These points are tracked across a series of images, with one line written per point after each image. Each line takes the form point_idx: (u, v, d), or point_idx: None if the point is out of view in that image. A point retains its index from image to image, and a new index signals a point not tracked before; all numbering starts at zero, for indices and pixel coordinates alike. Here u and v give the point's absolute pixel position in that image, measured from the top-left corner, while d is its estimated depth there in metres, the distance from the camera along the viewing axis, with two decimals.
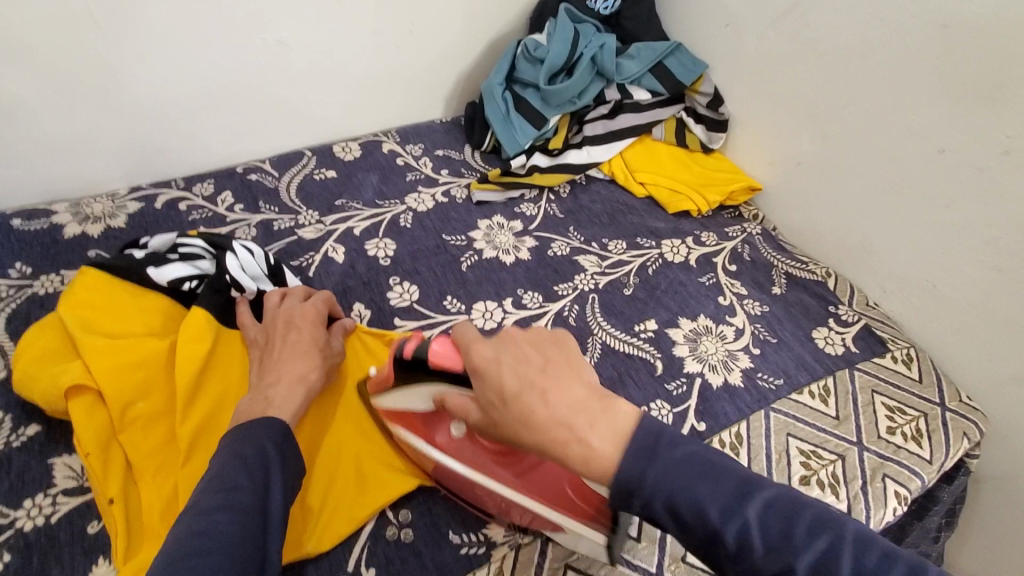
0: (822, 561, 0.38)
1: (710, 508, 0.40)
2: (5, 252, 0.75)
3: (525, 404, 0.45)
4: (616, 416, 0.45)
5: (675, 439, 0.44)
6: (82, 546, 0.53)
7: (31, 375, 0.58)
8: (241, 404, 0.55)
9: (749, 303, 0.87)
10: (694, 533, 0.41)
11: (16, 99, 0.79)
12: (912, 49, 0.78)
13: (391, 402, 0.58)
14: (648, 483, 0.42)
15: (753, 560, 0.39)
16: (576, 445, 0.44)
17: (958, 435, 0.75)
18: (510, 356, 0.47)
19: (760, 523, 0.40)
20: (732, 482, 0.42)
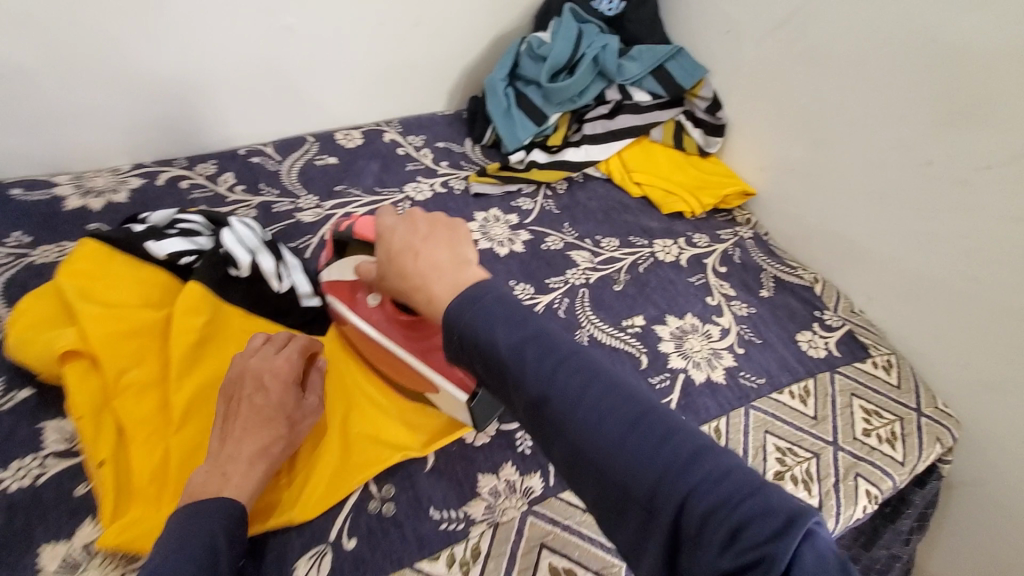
0: (578, 395, 0.39)
1: (499, 344, 0.42)
2: (4, 220, 0.75)
3: (399, 262, 0.49)
4: (466, 275, 0.47)
5: (500, 296, 0.44)
6: (68, 507, 0.54)
7: (27, 339, 0.59)
8: (195, 476, 0.51)
9: (736, 304, 0.89)
10: (486, 367, 0.43)
11: (20, 69, 0.80)
12: (903, 61, 0.80)
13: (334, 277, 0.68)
14: (463, 323, 0.43)
15: (522, 380, 0.41)
16: (422, 293, 0.47)
17: (931, 439, 0.78)
18: (404, 224, 0.51)
19: (539, 358, 0.41)
20: (533, 328, 0.42)
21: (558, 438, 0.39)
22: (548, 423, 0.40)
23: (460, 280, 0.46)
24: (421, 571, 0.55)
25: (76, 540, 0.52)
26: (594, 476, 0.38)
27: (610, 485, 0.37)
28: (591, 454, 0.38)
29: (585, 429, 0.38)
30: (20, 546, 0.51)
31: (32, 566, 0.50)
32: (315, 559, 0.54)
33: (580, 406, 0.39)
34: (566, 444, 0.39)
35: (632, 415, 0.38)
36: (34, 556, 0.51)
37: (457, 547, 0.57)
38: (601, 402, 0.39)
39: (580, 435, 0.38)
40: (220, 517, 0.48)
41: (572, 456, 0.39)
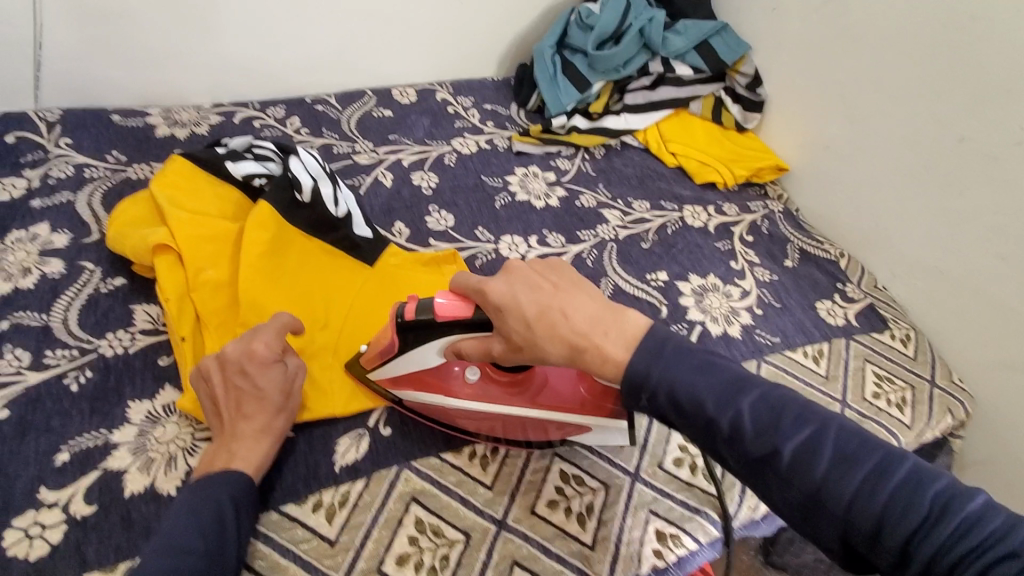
0: (804, 449, 0.43)
1: (709, 396, 0.45)
2: (105, 140, 0.86)
3: (549, 322, 0.50)
4: (629, 322, 0.50)
5: (682, 343, 0.48)
6: (153, 373, 0.63)
7: (124, 233, 0.69)
8: (205, 455, 0.54)
9: (759, 270, 0.93)
10: (695, 422, 0.46)
11: (127, 9, 0.91)
12: (941, 41, 0.83)
13: (403, 369, 0.62)
14: (653, 378, 0.47)
15: (743, 440, 0.44)
16: (593, 350, 0.49)
17: (941, 409, 0.81)
18: (521, 285, 0.52)
19: (752, 412, 0.44)
20: (731, 379, 0.46)
21: (790, 489, 0.43)
22: (777, 475, 0.43)
23: (625, 324, 0.49)
24: (446, 460, 0.62)
25: (158, 400, 0.61)
26: (836, 524, 0.41)
27: (850, 528, 0.41)
28: (832, 504, 0.41)
29: (819, 480, 0.41)
30: (113, 399, 0.60)
31: (122, 417, 0.59)
32: (354, 440, 0.62)
33: (818, 459, 0.42)
34: (799, 492, 0.42)
35: (874, 464, 0.41)
36: (124, 408, 0.60)
37: (479, 445, 0.64)
38: (832, 454, 0.42)
39: (817, 487, 0.41)
40: (238, 478, 0.52)
41: (806, 504, 0.42)
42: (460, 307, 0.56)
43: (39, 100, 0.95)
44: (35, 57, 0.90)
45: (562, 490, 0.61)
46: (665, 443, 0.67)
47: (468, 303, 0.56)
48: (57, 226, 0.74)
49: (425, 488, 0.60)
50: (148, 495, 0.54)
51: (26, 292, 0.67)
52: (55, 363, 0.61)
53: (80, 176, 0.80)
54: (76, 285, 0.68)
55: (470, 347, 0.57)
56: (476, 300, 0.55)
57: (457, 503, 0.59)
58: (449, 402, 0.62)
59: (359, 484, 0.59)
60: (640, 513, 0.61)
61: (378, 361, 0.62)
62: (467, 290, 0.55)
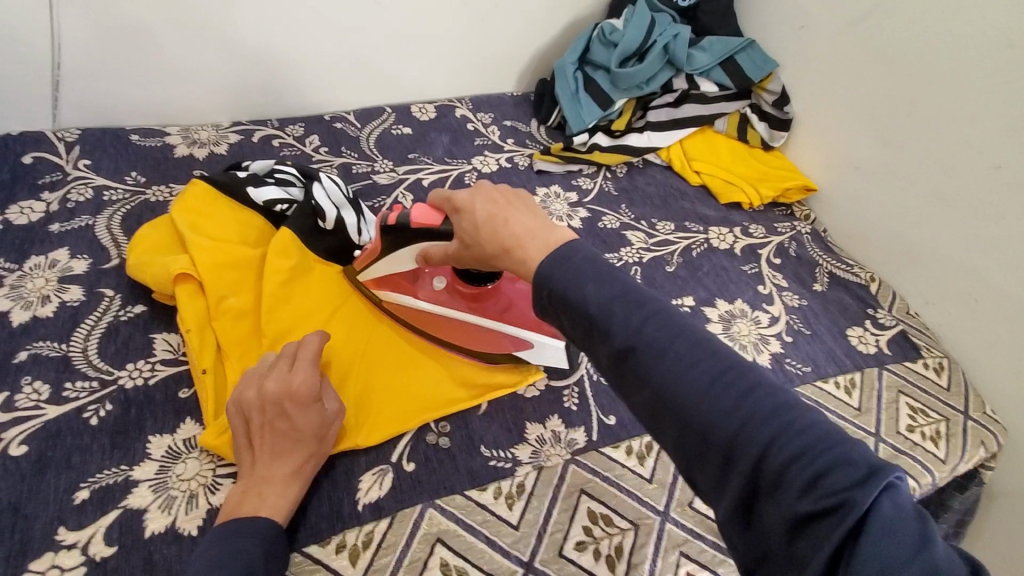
0: (659, 349, 0.41)
1: (593, 299, 0.43)
2: (125, 161, 0.85)
3: (491, 224, 0.53)
4: (557, 236, 0.50)
5: (589, 255, 0.46)
6: (173, 406, 0.62)
7: (144, 261, 0.68)
8: (231, 497, 0.53)
9: (788, 295, 0.90)
10: (573, 320, 0.45)
11: (145, 26, 0.90)
12: (978, 63, 0.80)
13: (381, 273, 0.72)
14: (553, 279, 0.46)
15: (609, 337, 0.43)
16: (518, 251, 0.50)
17: (977, 443, 0.78)
18: (482, 197, 0.56)
19: (625, 315, 0.42)
20: (621, 287, 0.44)
21: (640, 387, 0.41)
22: (632, 372, 0.42)
23: (551, 236, 0.49)
24: (471, 498, 0.60)
25: (179, 434, 0.60)
26: (676, 424, 0.39)
27: (692, 434, 0.39)
28: (676, 405, 0.39)
29: (672, 379, 0.40)
30: (132, 433, 0.59)
31: (142, 452, 0.58)
32: (378, 476, 0.61)
33: (667, 360, 0.40)
34: (649, 391, 0.41)
35: (721, 372, 0.39)
36: (144, 443, 0.58)
37: (504, 482, 0.62)
38: (688, 357, 0.40)
39: (666, 385, 0.40)
40: (256, 525, 0.50)
41: (652, 403, 0.41)
42: (431, 217, 0.62)
43: (60, 118, 0.94)
44: (54, 76, 0.90)
45: (590, 530, 0.59)
46: None
47: (439, 213, 0.62)
48: (77, 252, 0.73)
49: (450, 528, 0.58)
50: (168, 536, 0.53)
51: (45, 320, 0.66)
52: (75, 396, 0.60)
53: (100, 199, 0.79)
54: (95, 313, 0.67)
55: (437, 252, 0.64)
56: (444, 210, 0.61)
57: (483, 544, 0.57)
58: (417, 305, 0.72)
59: (382, 524, 0.57)
60: (670, 555, 0.59)
61: (364, 263, 0.71)
62: (435, 200, 0.62)
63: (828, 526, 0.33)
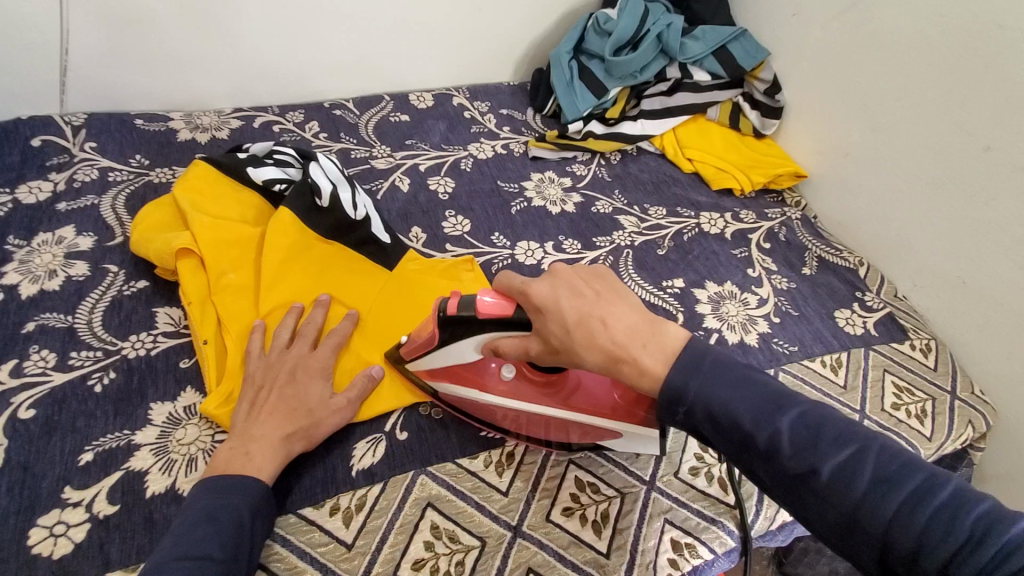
0: (843, 468, 0.42)
1: (748, 416, 0.45)
2: (129, 144, 0.87)
3: (587, 330, 0.50)
4: (669, 338, 0.50)
5: (725, 363, 0.48)
6: (174, 376, 0.64)
7: (147, 237, 0.71)
8: (222, 450, 0.55)
9: (777, 278, 0.92)
10: (737, 445, 0.46)
11: (152, 16, 0.93)
12: (966, 48, 0.81)
13: (441, 363, 0.63)
14: (691, 392, 0.47)
15: (780, 459, 0.44)
16: (628, 358, 0.49)
17: (963, 421, 0.79)
18: (565, 290, 0.53)
19: (791, 430, 0.44)
20: (772, 399, 0.46)
21: (828, 507, 0.42)
22: (815, 496, 0.43)
23: (665, 340, 0.50)
24: (461, 465, 0.62)
25: (179, 402, 0.62)
26: (873, 543, 0.41)
27: (892, 554, 0.40)
28: (868, 524, 0.41)
29: (857, 497, 0.41)
30: (135, 401, 0.61)
31: (144, 418, 0.60)
32: (371, 444, 0.62)
33: (855, 479, 0.41)
34: (835, 514, 0.42)
35: (908, 487, 0.40)
36: (146, 410, 0.61)
37: (494, 451, 0.64)
38: (871, 475, 0.41)
39: (855, 505, 0.41)
40: (252, 488, 0.52)
41: (842, 522, 0.42)
42: (503, 306, 0.57)
43: (66, 104, 0.97)
44: (62, 63, 0.92)
45: (577, 497, 0.61)
46: (681, 453, 0.66)
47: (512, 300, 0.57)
48: (82, 229, 0.75)
49: (441, 493, 0.60)
50: (168, 496, 0.55)
51: (52, 293, 0.68)
52: (79, 365, 0.63)
53: (104, 180, 0.81)
54: (100, 288, 0.69)
55: (509, 344, 0.58)
56: (521, 301, 0.56)
57: (472, 509, 0.59)
58: (483, 397, 0.64)
59: (376, 489, 0.59)
60: (655, 522, 0.61)
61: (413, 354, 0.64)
62: (510, 290, 0.57)
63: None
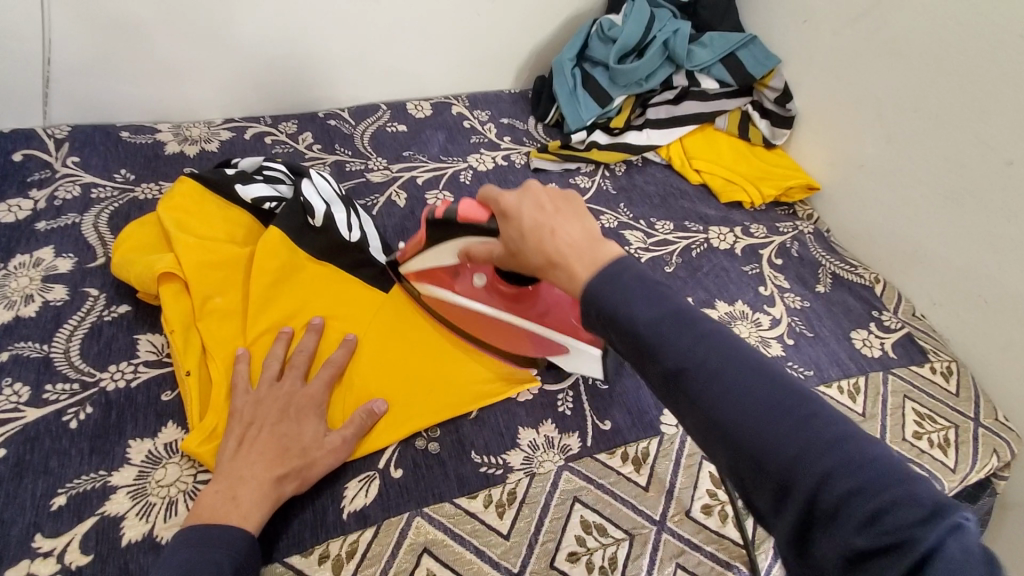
0: (717, 372, 0.38)
1: (641, 318, 0.41)
2: (114, 158, 0.84)
3: (539, 238, 0.50)
4: (604, 251, 0.46)
5: (639, 272, 0.44)
6: (155, 410, 0.60)
7: (129, 260, 0.67)
8: (205, 495, 0.51)
9: (790, 297, 0.88)
10: (621, 338, 0.43)
11: (139, 23, 0.89)
12: (989, 57, 0.77)
13: (423, 264, 0.68)
14: (602, 297, 0.43)
15: (660, 352, 0.40)
16: (563, 266, 0.47)
17: (987, 451, 0.75)
18: (529, 201, 0.52)
19: (675, 332, 0.40)
20: (672, 304, 0.42)
21: (692, 408, 0.39)
22: (684, 396, 0.40)
23: (599, 253, 0.46)
24: (460, 506, 0.58)
25: (160, 439, 0.58)
26: (727, 451, 0.37)
27: (745, 461, 0.37)
28: (727, 426, 0.37)
29: (723, 401, 0.38)
30: (113, 438, 0.57)
31: (122, 457, 0.56)
32: (364, 483, 0.59)
33: (723, 385, 0.38)
34: (699, 414, 0.39)
35: (775, 399, 0.37)
36: (124, 448, 0.57)
37: (495, 489, 0.60)
38: (742, 383, 0.38)
39: (718, 408, 0.38)
40: (233, 536, 0.49)
41: (704, 426, 0.39)
42: (476, 212, 0.58)
43: (51, 115, 0.93)
44: (45, 73, 0.89)
45: (583, 541, 0.57)
46: (692, 489, 0.63)
47: (486, 209, 0.57)
48: (62, 250, 0.71)
49: (437, 537, 0.56)
50: (146, 544, 0.51)
51: (28, 320, 0.64)
52: (54, 399, 0.59)
53: (87, 197, 0.78)
54: (79, 313, 0.66)
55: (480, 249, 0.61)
56: (492, 208, 0.56)
57: (472, 555, 0.55)
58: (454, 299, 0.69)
59: (368, 533, 0.56)
60: (666, 567, 0.57)
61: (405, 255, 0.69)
62: (484, 200, 0.57)
63: (892, 563, 0.31)
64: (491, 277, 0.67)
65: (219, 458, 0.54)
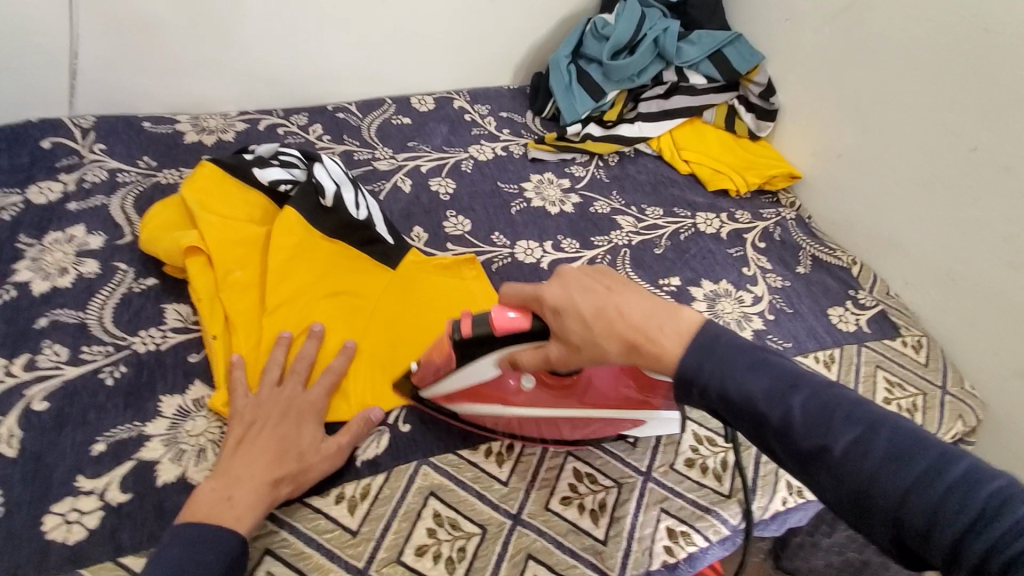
0: (855, 446, 0.43)
1: (758, 393, 0.46)
2: (136, 146, 0.89)
3: (607, 321, 0.51)
4: (684, 318, 0.51)
5: (735, 341, 0.49)
6: (182, 370, 0.65)
7: (156, 235, 0.72)
8: (202, 494, 0.53)
9: (772, 277, 0.94)
10: (748, 420, 0.47)
11: (161, 22, 0.95)
12: (953, 51, 0.83)
13: (458, 383, 0.62)
14: (704, 372, 0.48)
15: (792, 432, 0.45)
16: (648, 342, 0.50)
17: (953, 415, 0.81)
18: (577, 288, 0.53)
19: (803, 407, 0.45)
20: (785, 377, 0.47)
21: (839, 484, 0.43)
22: (829, 473, 0.43)
23: (681, 321, 0.50)
24: (462, 456, 0.64)
25: (188, 395, 0.63)
26: (889, 518, 0.41)
27: (909, 529, 0.40)
28: (880, 498, 0.41)
29: (873, 475, 0.41)
30: (145, 394, 0.63)
31: (154, 410, 0.62)
32: (375, 436, 0.64)
33: (867, 456, 0.42)
34: (848, 489, 0.42)
35: (927, 464, 0.40)
36: (156, 403, 0.62)
37: (495, 442, 0.65)
38: (884, 451, 0.42)
39: (867, 482, 0.42)
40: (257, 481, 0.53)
41: (857, 499, 0.42)
42: (519, 321, 0.56)
43: (75, 107, 0.99)
44: (71, 66, 0.94)
45: (575, 487, 0.63)
46: (677, 445, 0.68)
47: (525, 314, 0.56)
48: (92, 228, 0.77)
49: (443, 483, 0.61)
50: (179, 484, 0.57)
51: (63, 290, 0.70)
52: (91, 359, 0.64)
53: (113, 181, 0.83)
54: (110, 284, 0.71)
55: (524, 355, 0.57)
56: (536, 311, 0.55)
57: (474, 498, 0.61)
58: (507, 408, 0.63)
59: (380, 478, 0.61)
60: (651, 511, 0.62)
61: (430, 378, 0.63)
62: (521, 297, 0.56)
63: None
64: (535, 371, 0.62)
65: (217, 463, 0.57)
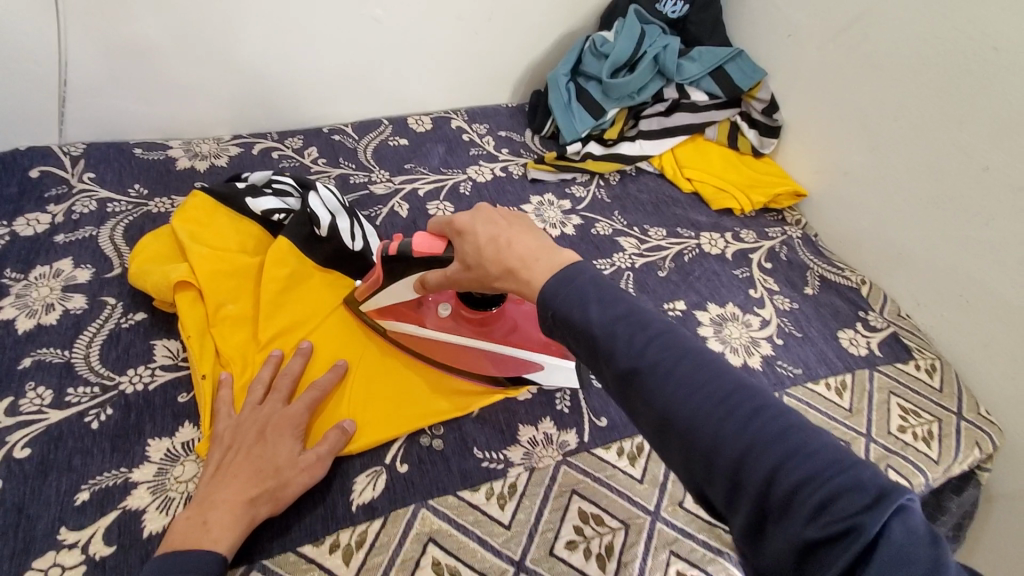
0: (665, 367, 0.39)
1: (595, 321, 0.43)
2: (128, 174, 0.88)
3: (497, 248, 0.52)
4: (559, 257, 0.49)
5: (593, 277, 0.46)
6: (171, 411, 0.63)
7: (146, 269, 0.70)
8: (180, 521, 0.52)
9: (779, 299, 0.91)
10: (582, 344, 0.44)
11: (152, 46, 0.93)
12: (963, 69, 0.81)
13: (383, 300, 0.70)
14: (557, 298, 0.45)
15: (614, 354, 0.41)
16: (522, 272, 0.49)
17: (970, 443, 0.78)
18: (482, 219, 0.55)
19: (627, 332, 0.42)
20: (625, 309, 0.43)
21: (647, 407, 0.40)
22: (639, 395, 0.40)
23: (556, 259, 0.48)
24: (463, 499, 0.61)
25: (177, 438, 0.61)
26: (683, 444, 0.38)
27: (698, 458, 0.37)
28: (679, 425, 0.38)
29: (674, 399, 0.38)
30: (132, 437, 0.60)
31: (142, 455, 0.59)
32: (372, 478, 0.61)
33: (675, 383, 0.39)
34: (653, 412, 0.39)
35: (726, 394, 0.38)
36: (143, 446, 0.60)
37: (496, 483, 0.63)
38: (691, 379, 0.39)
39: (669, 408, 0.38)
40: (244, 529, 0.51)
41: (658, 425, 0.39)
42: (432, 244, 0.60)
43: (66, 134, 0.97)
44: (61, 92, 0.93)
45: (581, 530, 0.60)
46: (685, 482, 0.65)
47: (438, 239, 0.60)
48: (80, 261, 0.75)
49: (442, 528, 0.59)
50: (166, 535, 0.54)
51: (49, 328, 0.67)
52: (76, 401, 0.62)
53: (103, 211, 0.81)
54: (98, 320, 0.69)
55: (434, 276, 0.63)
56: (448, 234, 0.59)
57: (474, 544, 0.58)
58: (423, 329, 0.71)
59: (376, 525, 0.58)
60: (660, 555, 0.60)
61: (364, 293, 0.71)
62: (440, 225, 0.61)
63: (835, 552, 0.31)
64: (456, 304, 0.73)
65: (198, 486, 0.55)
